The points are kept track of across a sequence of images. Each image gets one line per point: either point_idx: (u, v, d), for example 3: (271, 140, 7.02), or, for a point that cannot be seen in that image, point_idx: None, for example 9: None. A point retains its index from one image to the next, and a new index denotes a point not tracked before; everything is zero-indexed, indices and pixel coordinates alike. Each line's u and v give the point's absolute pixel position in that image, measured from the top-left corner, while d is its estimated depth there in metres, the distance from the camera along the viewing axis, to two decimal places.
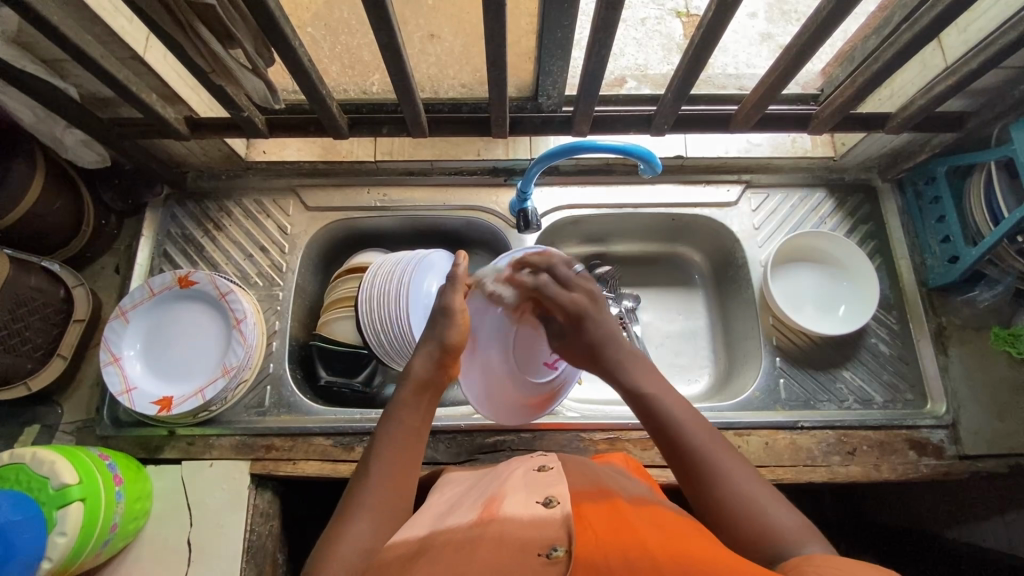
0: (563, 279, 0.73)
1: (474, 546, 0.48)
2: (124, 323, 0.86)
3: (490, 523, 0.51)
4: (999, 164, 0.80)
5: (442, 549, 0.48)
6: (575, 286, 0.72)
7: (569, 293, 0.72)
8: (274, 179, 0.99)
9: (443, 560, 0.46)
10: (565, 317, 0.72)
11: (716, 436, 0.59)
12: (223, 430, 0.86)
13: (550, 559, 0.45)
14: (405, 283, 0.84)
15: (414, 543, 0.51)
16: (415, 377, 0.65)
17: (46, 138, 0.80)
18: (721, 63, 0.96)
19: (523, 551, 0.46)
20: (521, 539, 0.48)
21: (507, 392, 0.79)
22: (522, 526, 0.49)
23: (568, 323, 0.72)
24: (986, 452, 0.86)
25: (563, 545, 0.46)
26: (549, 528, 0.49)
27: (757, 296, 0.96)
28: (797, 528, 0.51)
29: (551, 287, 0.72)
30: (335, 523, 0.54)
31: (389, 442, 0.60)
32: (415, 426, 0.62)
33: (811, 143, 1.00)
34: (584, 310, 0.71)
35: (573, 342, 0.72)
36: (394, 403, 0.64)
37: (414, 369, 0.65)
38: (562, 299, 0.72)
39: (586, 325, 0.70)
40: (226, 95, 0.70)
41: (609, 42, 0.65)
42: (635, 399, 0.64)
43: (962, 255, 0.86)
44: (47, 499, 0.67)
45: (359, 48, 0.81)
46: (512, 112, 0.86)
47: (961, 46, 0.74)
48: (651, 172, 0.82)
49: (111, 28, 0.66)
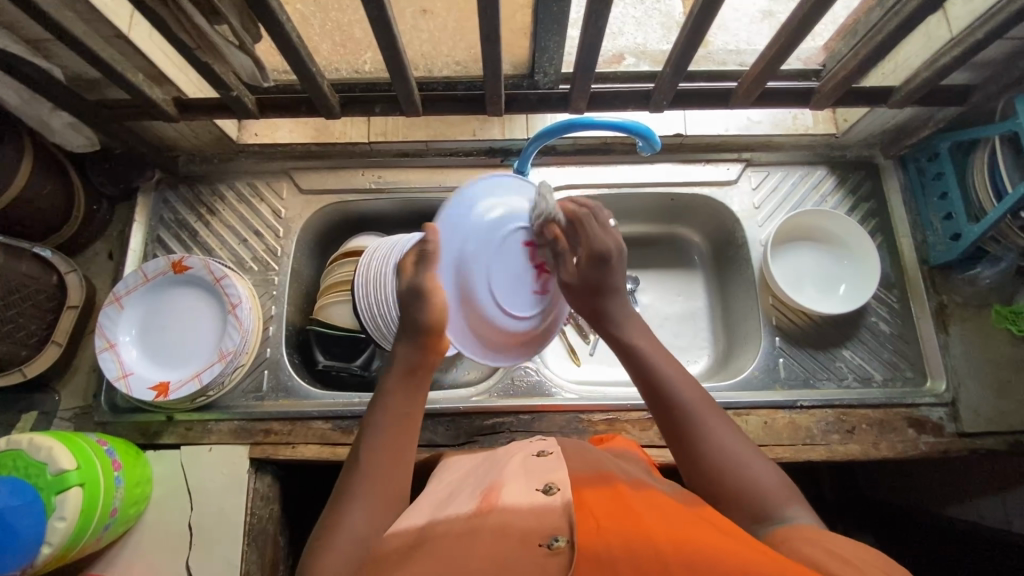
0: (604, 221, 0.65)
1: (474, 537, 0.48)
2: (119, 309, 0.86)
3: (489, 513, 0.50)
4: (1004, 138, 0.78)
5: (442, 541, 0.48)
6: (613, 232, 0.65)
7: (601, 235, 0.64)
8: (266, 163, 0.98)
9: (445, 552, 0.46)
10: (586, 256, 0.64)
11: (701, 392, 0.59)
12: (221, 415, 0.86)
13: (551, 550, 0.45)
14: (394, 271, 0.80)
15: (414, 534, 0.51)
16: (402, 363, 0.61)
17: (32, 121, 0.78)
18: (722, 39, 0.94)
19: (524, 544, 0.46)
20: (521, 529, 0.48)
21: (498, 329, 0.68)
22: (522, 515, 0.49)
23: (587, 263, 0.64)
24: (985, 429, 0.86)
25: (564, 535, 0.46)
26: (550, 516, 0.49)
27: (757, 276, 0.95)
28: (780, 487, 0.53)
29: (589, 226, 0.64)
30: (331, 513, 0.54)
31: (379, 432, 0.58)
32: (405, 414, 0.60)
33: (813, 120, 0.99)
34: (612, 252, 0.64)
35: (584, 277, 0.64)
36: (379, 392, 0.61)
37: (399, 355, 0.62)
38: (594, 237, 0.64)
39: (608, 271, 0.64)
40: (213, 75, 0.68)
41: (606, 14, 0.63)
42: (625, 355, 0.63)
43: (965, 232, 0.85)
44: (45, 485, 0.67)
45: (351, 25, 0.80)
46: (508, 89, 0.84)
47: (968, 16, 0.72)
48: (650, 150, 0.80)
49: (93, 6, 0.64)
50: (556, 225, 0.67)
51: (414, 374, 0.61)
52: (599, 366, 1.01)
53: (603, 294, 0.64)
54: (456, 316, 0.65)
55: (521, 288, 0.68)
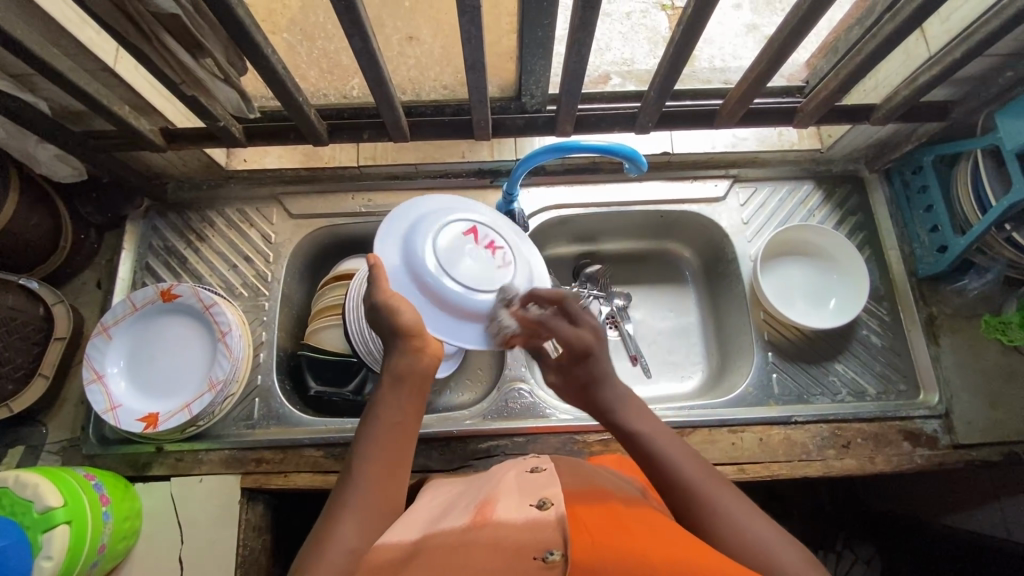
0: (573, 314, 0.69)
1: (468, 551, 0.47)
2: (106, 339, 0.85)
3: (484, 527, 0.50)
4: (987, 151, 0.79)
5: (435, 554, 0.47)
6: (583, 322, 0.68)
7: (576, 329, 0.68)
8: (256, 188, 0.98)
9: (437, 567, 0.45)
10: (567, 351, 0.68)
11: (716, 477, 0.57)
12: (211, 445, 0.85)
13: (545, 563, 0.44)
14: (355, 306, 0.84)
15: (406, 547, 0.49)
16: (391, 372, 0.62)
17: (18, 154, 0.78)
18: (708, 56, 0.96)
19: (518, 557, 0.45)
20: (515, 543, 0.47)
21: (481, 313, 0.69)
22: (516, 530, 0.48)
23: (568, 358, 0.68)
24: (980, 441, 0.86)
25: (559, 548, 0.45)
26: (544, 530, 0.48)
27: (748, 292, 0.96)
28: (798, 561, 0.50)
29: (556, 322, 0.69)
30: (320, 528, 0.53)
31: (373, 446, 0.58)
32: (398, 421, 0.60)
33: (798, 136, 1.00)
34: (590, 346, 0.66)
35: (568, 375, 0.69)
36: (375, 400, 0.61)
37: (391, 364, 0.63)
38: (568, 334, 0.67)
39: (590, 362, 0.66)
40: (200, 106, 0.69)
41: (589, 41, 0.64)
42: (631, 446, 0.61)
43: (951, 244, 0.86)
44: (31, 523, 0.65)
45: (337, 52, 0.82)
46: (495, 113, 0.85)
47: (945, 35, 0.73)
48: (637, 171, 0.80)
49: (78, 41, 0.64)
50: (524, 329, 0.70)
51: (406, 378, 0.61)
52: None
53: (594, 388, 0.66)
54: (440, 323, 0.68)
55: (467, 263, 0.70)
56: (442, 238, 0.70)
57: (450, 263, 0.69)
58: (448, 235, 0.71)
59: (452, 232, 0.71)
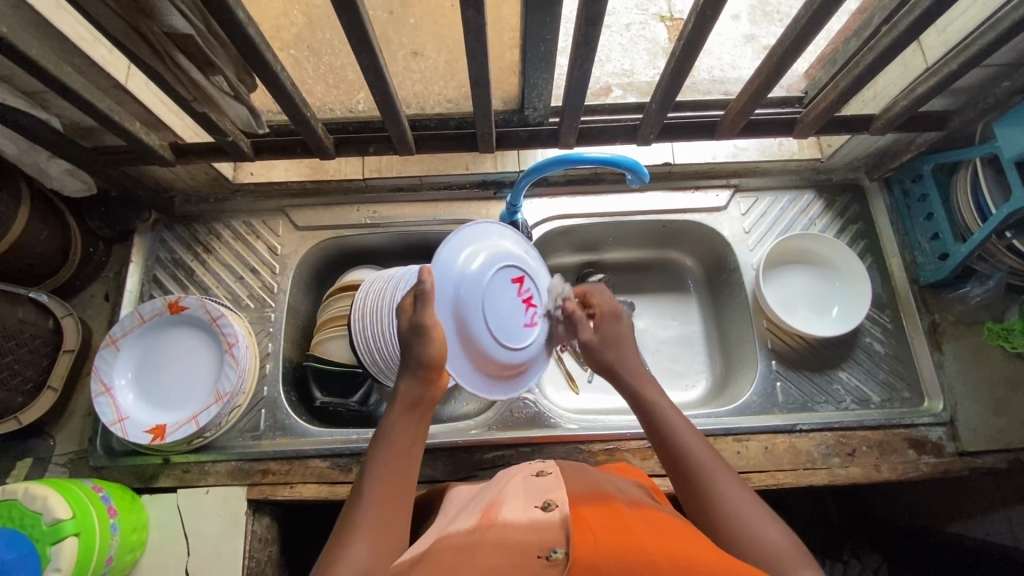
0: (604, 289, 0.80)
1: (472, 551, 0.47)
2: (114, 351, 0.85)
3: (489, 529, 0.50)
4: (985, 160, 0.80)
5: (441, 555, 0.47)
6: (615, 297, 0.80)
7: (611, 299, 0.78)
8: (262, 201, 0.99)
9: (441, 566, 0.45)
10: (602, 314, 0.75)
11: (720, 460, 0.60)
12: (218, 456, 0.85)
13: (550, 561, 0.44)
14: (360, 324, 0.84)
15: (418, 551, 0.50)
16: (404, 397, 0.63)
17: (30, 169, 0.79)
18: (707, 66, 0.98)
19: (522, 555, 0.45)
20: (520, 542, 0.47)
21: (498, 361, 0.74)
22: (520, 530, 0.49)
23: (603, 318, 0.75)
24: (985, 448, 0.86)
25: (562, 547, 0.46)
26: (547, 531, 0.48)
27: (750, 301, 0.96)
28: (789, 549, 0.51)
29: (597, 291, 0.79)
30: (333, 544, 0.53)
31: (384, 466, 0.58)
32: (407, 444, 0.61)
33: (798, 146, 1.01)
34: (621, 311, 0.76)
35: (601, 334, 0.74)
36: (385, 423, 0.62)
37: (400, 390, 0.64)
38: (603, 298, 0.77)
39: (618, 325, 0.74)
40: (209, 122, 0.70)
41: (591, 56, 0.65)
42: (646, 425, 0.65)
43: (951, 252, 0.86)
44: (40, 535, 0.66)
45: (343, 67, 0.84)
46: (499, 125, 0.86)
47: (941, 46, 0.74)
48: (639, 182, 0.81)
49: (91, 59, 0.66)
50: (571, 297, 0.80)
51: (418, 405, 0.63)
52: (597, 394, 1.01)
53: (619, 346, 0.73)
54: (458, 354, 0.71)
55: (507, 318, 0.74)
56: (491, 289, 0.73)
57: (494, 316, 0.73)
58: (493, 285, 0.73)
59: (502, 279, 0.75)
